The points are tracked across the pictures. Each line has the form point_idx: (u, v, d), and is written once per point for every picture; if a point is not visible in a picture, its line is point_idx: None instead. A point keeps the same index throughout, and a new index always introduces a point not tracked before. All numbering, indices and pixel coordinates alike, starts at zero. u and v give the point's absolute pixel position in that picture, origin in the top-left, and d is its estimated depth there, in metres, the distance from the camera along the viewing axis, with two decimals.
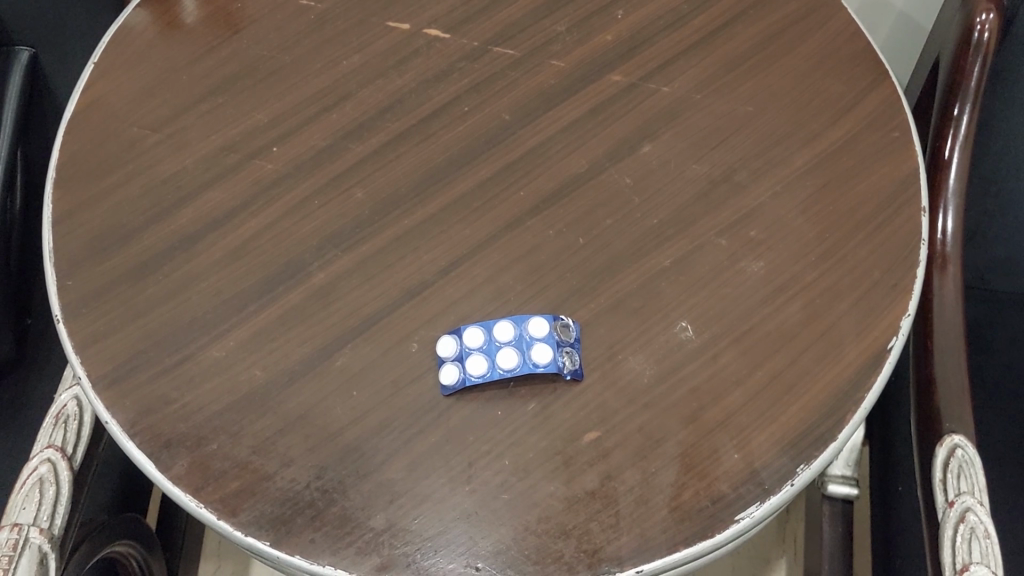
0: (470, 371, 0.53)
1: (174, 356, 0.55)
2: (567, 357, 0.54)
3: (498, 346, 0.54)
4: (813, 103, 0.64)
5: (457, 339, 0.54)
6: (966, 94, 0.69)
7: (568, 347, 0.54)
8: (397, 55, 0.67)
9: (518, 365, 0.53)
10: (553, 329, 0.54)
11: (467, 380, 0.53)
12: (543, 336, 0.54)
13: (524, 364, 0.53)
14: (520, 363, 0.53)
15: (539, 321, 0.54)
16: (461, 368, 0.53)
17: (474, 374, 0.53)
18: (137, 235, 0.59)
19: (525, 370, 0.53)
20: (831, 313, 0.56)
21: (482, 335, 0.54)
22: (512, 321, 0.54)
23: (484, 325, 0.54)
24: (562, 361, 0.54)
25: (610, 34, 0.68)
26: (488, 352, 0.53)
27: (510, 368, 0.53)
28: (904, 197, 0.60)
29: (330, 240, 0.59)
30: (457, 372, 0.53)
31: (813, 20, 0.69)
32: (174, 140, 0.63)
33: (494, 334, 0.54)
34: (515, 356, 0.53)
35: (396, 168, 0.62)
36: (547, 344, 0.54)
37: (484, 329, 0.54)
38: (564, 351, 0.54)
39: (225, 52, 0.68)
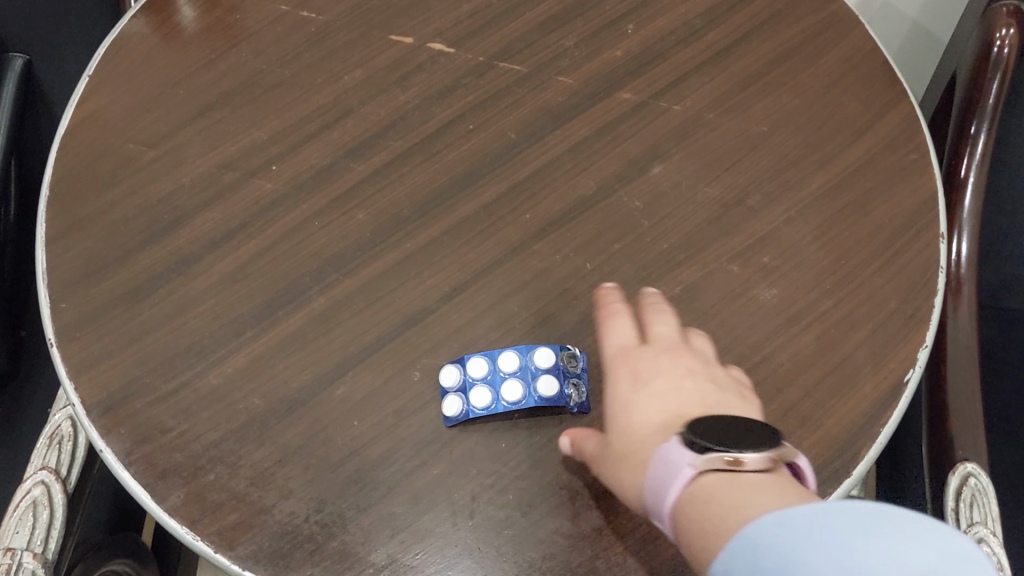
0: (474, 404, 0.52)
1: (170, 383, 0.54)
2: (573, 388, 0.52)
3: (502, 377, 0.52)
4: (828, 123, 0.63)
5: (461, 369, 0.52)
6: (983, 112, 0.67)
7: (575, 377, 0.53)
8: (400, 70, 0.66)
9: (523, 397, 0.51)
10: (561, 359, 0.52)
11: (471, 413, 0.52)
12: (550, 368, 0.52)
13: (529, 397, 0.52)
14: (525, 395, 0.51)
15: (546, 351, 0.52)
16: (465, 400, 0.52)
17: (478, 407, 0.52)
18: (133, 255, 0.58)
19: (530, 403, 0.51)
20: (846, 343, 0.54)
21: (486, 365, 0.52)
22: (516, 350, 0.52)
23: (488, 354, 0.52)
24: (570, 391, 0.52)
25: (620, 50, 0.66)
26: (492, 383, 0.52)
27: (515, 399, 0.51)
28: (922, 223, 0.59)
29: (332, 263, 0.58)
30: (460, 404, 0.52)
31: (828, 36, 0.67)
32: (172, 157, 0.62)
33: (499, 364, 0.52)
34: (520, 387, 0.52)
35: (399, 188, 0.60)
36: (554, 375, 0.52)
37: (488, 358, 0.52)
38: (571, 383, 0.52)
39: (224, 65, 0.66)
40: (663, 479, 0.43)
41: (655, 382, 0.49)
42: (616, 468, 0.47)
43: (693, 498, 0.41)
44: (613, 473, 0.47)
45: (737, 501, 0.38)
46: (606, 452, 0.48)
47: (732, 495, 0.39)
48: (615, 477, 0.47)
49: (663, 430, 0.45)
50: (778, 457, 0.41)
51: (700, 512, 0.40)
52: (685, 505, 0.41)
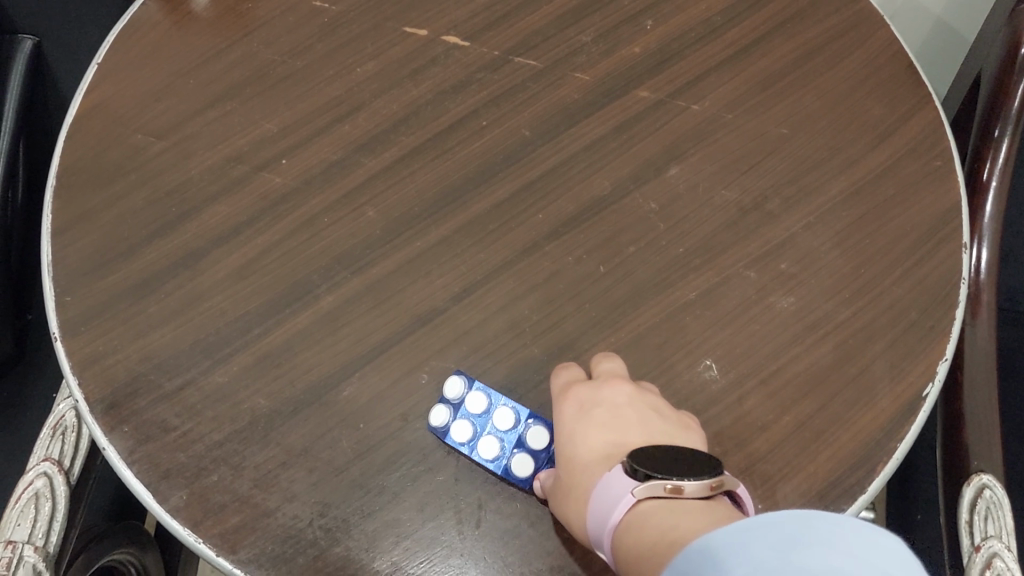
0: (454, 432, 0.50)
1: (174, 381, 0.53)
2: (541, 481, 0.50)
3: (493, 429, 0.51)
4: (850, 126, 0.61)
5: (467, 394, 0.51)
6: (1007, 115, 0.66)
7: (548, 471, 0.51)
8: (413, 64, 0.64)
9: (496, 458, 0.50)
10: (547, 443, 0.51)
11: (446, 436, 0.51)
12: (535, 451, 0.50)
13: (501, 461, 0.50)
14: (497, 457, 0.50)
15: (542, 434, 0.51)
16: (450, 422, 0.51)
17: (454, 436, 0.50)
18: (139, 249, 0.57)
19: (498, 468, 0.50)
20: (864, 355, 0.53)
21: (486, 406, 0.51)
22: (516, 411, 0.51)
23: (493, 397, 0.52)
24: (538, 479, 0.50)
25: (638, 46, 0.64)
26: (478, 426, 0.51)
27: (488, 456, 0.50)
28: (944, 232, 0.57)
29: (340, 260, 0.57)
30: (444, 421, 0.51)
31: (854, 35, 0.65)
32: (179, 148, 0.60)
33: (498, 415, 0.51)
34: (498, 447, 0.50)
35: (410, 185, 0.59)
36: (531, 456, 0.50)
37: (494, 404, 0.51)
38: None
39: (234, 54, 0.65)
40: (605, 510, 0.42)
41: (596, 414, 0.48)
42: (565, 504, 0.46)
43: (632, 526, 0.40)
44: (562, 507, 0.46)
45: (673, 526, 0.38)
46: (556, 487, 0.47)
47: (670, 520, 0.38)
48: (564, 514, 0.46)
49: None
50: (718, 484, 0.39)
51: (638, 541, 0.39)
52: (624, 536, 0.40)
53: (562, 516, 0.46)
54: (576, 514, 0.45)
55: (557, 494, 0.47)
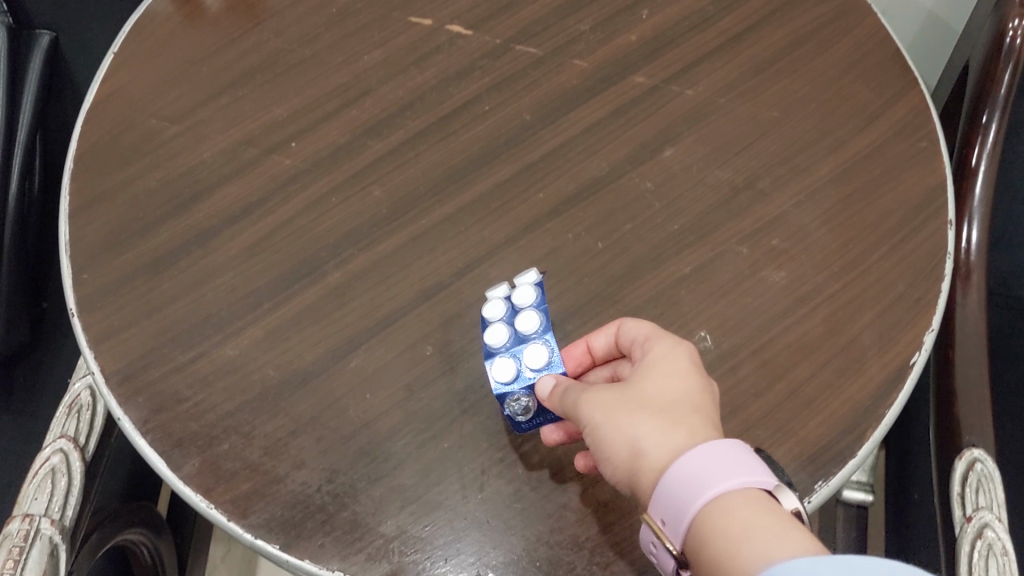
0: (489, 310, 0.52)
1: (187, 354, 0.55)
2: (514, 396, 0.50)
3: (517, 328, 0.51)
4: (839, 109, 0.63)
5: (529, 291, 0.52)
6: (994, 102, 0.68)
7: (523, 392, 0.50)
8: (418, 52, 0.67)
9: (500, 350, 0.51)
10: (538, 368, 0.50)
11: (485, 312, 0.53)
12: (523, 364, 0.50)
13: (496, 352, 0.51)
14: (499, 346, 0.51)
15: (540, 355, 0.50)
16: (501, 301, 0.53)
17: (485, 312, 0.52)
18: (153, 228, 0.59)
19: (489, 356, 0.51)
20: (853, 326, 0.55)
21: (528, 306, 0.52)
22: (541, 323, 0.51)
23: (538, 303, 0.52)
24: (513, 393, 0.50)
25: (635, 34, 0.67)
26: (505, 318, 0.52)
27: (495, 344, 0.51)
28: (931, 209, 0.59)
29: (347, 239, 0.59)
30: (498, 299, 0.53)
31: (843, 23, 0.67)
32: (193, 133, 0.63)
33: (527, 318, 0.51)
34: (503, 339, 0.51)
35: (414, 167, 0.61)
36: (516, 368, 0.50)
37: (535, 309, 0.52)
38: (513, 396, 0.50)
39: (246, 44, 0.67)
40: (714, 468, 0.36)
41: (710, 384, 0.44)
42: (637, 419, 0.41)
43: (740, 506, 0.35)
44: (632, 418, 0.41)
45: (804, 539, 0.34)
46: (629, 399, 0.42)
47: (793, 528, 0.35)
48: (629, 426, 0.41)
49: (714, 420, 0.41)
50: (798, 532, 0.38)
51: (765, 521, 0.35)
52: (729, 509, 0.35)
53: (624, 425, 0.41)
54: (648, 437, 0.40)
55: (628, 404, 0.42)
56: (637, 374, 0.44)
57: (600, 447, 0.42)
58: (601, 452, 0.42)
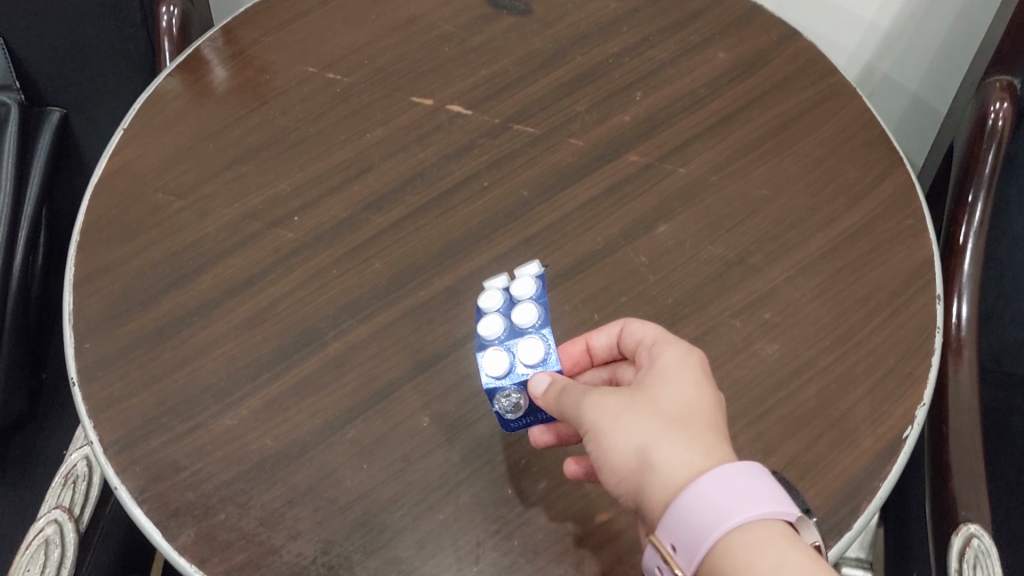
0: (486, 303, 0.53)
1: (185, 424, 0.55)
2: (505, 391, 0.50)
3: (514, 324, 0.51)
4: (828, 188, 0.65)
5: (528, 289, 0.53)
6: (979, 181, 0.70)
7: (513, 388, 0.50)
8: (419, 130, 0.69)
9: (495, 343, 0.51)
10: (531, 364, 0.49)
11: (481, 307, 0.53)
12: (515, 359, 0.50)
13: (489, 344, 0.51)
14: (493, 338, 0.51)
15: (534, 350, 0.50)
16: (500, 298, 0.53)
17: (483, 305, 0.53)
18: (157, 299, 0.60)
19: (481, 347, 0.51)
20: (846, 399, 0.55)
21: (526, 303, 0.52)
22: (538, 319, 0.51)
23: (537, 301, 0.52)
24: (504, 388, 0.50)
25: (629, 115, 0.69)
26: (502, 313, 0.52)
27: (491, 336, 0.51)
28: (919, 284, 0.60)
29: (347, 310, 0.60)
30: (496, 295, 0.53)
31: (829, 105, 0.70)
32: (198, 207, 0.64)
33: (523, 313, 0.51)
34: (497, 332, 0.51)
35: (414, 240, 0.63)
36: (509, 362, 0.50)
37: (533, 305, 0.52)
38: (503, 393, 0.50)
39: (253, 122, 0.70)
40: (742, 494, 0.37)
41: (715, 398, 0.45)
42: (651, 428, 0.41)
43: (765, 535, 0.36)
44: (647, 428, 0.41)
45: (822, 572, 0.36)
46: (642, 408, 0.42)
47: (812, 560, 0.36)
48: (643, 436, 0.41)
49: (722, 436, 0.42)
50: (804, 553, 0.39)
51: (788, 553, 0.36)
52: (756, 537, 0.36)
53: (639, 436, 0.41)
54: (663, 451, 0.40)
55: (641, 414, 0.42)
56: (646, 383, 0.44)
57: (605, 454, 0.42)
58: (604, 456, 0.42)
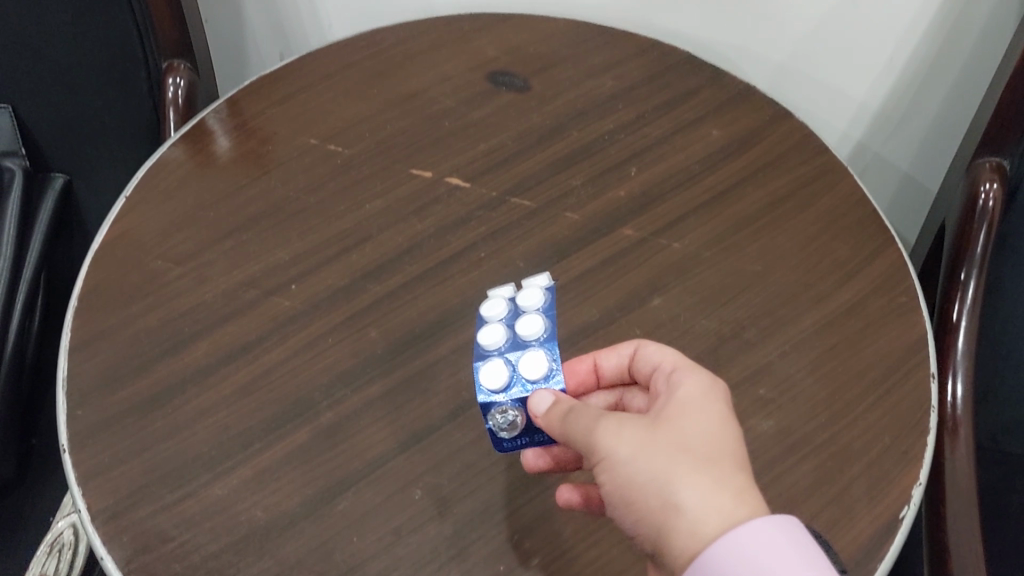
0: (490, 312, 0.51)
1: (174, 493, 0.54)
2: (501, 405, 0.48)
3: (517, 334, 0.49)
4: (821, 264, 0.66)
5: (535, 300, 0.51)
6: (971, 260, 0.71)
7: (511, 405, 0.48)
8: (418, 201, 0.70)
9: (496, 354, 0.49)
10: (533, 379, 0.47)
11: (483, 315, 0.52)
12: (515, 372, 0.48)
13: (489, 353, 0.49)
14: (493, 348, 0.49)
15: (537, 364, 0.48)
16: (505, 306, 0.51)
17: (486, 314, 0.51)
18: (151, 366, 0.60)
19: (480, 357, 0.49)
20: (842, 476, 0.55)
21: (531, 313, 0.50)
22: (544, 331, 0.49)
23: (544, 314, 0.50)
24: (501, 402, 0.48)
25: (624, 190, 0.70)
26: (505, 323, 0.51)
27: (492, 346, 0.49)
28: (913, 361, 0.60)
29: (341, 380, 0.60)
30: (501, 304, 0.52)
31: (822, 183, 0.71)
32: (196, 275, 0.65)
33: (528, 323, 0.49)
34: (498, 342, 0.49)
35: (410, 310, 0.63)
36: (508, 375, 0.47)
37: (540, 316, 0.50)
38: (499, 408, 0.48)
39: (253, 192, 0.71)
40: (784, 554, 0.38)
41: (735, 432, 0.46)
42: (675, 463, 0.42)
43: None
44: (670, 462, 0.42)
45: None
46: (664, 440, 0.43)
47: None
48: (667, 471, 0.41)
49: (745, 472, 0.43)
50: None
51: None
52: None
53: (662, 469, 0.42)
54: (688, 490, 0.41)
55: (664, 447, 0.42)
56: (667, 415, 0.44)
57: (624, 483, 0.43)
58: (624, 487, 0.43)
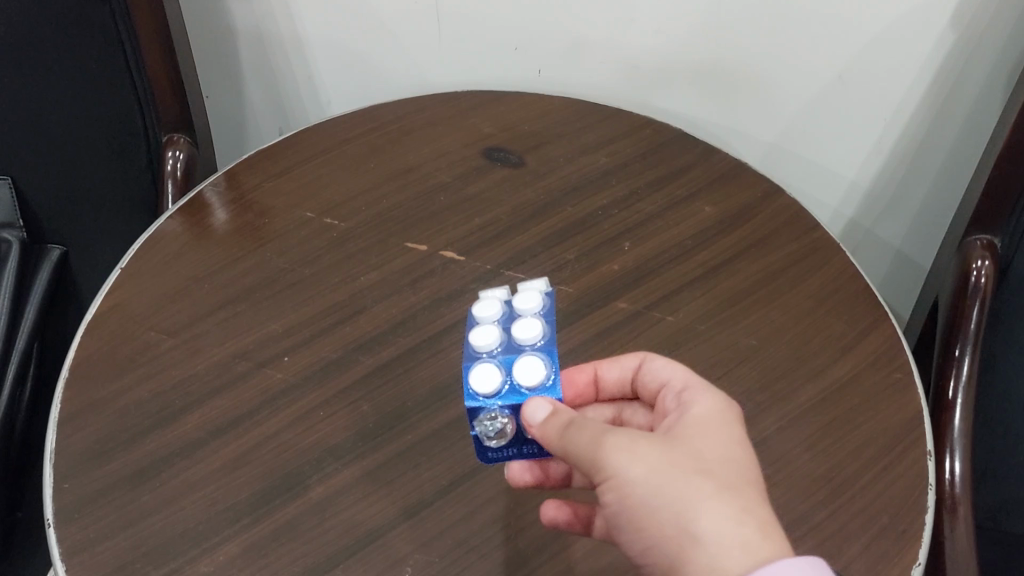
0: (484, 312, 0.51)
1: (158, 571, 0.52)
2: (490, 410, 0.47)
3: (512, 338, 0.49)
4: (815, 339, 0.66)
5: (533, 305, 0.51)
6: (965, 336, 0.71)
7: (499, 413, 0.47)
8: (413, 274, 0.70)
9: (487, 355, 0.48)
10: (529, 387, 0.46)
11: (474, 317, 0.51)
12: (507, 376, 0.47)
13: (481, 353, 0.48)
14: (486, 348, 0.48)
15: (533, 369, 0.47)
16: (500, 310, 0.51)
17: (480, 314, 0.51)
18: (139, 438, 0.59)
19: (471, 355, 0.49)
20: (843, 555, 0.53)
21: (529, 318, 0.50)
22: (541, 337, 0.49)
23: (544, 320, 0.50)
24: (490, 406, 0.47)
25: (617, 264, 0.71)
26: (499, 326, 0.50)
27: (484, 348, 0.48)
28: (910, 438, 0.60)
29: (332, 453, 0.59)
30: (496, 306, 0.51)
31: (815, 258, 0.72)
32: (188, 346, 0.65)
33: (526, 326, 0.49)
34: (492, 342, 0.48)
35: (403, 383, 0.63)
36: (500, 378, 0.47)
37: (538, 320, 0.49)
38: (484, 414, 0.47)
39: (249, 264, 0.71)
40: None
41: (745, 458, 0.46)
42: (698, 488, 0.42)
43: None
44: (693, 485, 0.42)
45: None
46: (684, 461, 0.43)
47: None
48: (688, 494, 0.41)
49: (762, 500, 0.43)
50: None
51: None
52: None
53: (684, 491, 0.41)
54: (711, 518, 0.41)
55: (683, 470, 0.42)
56: (684, 438, 0.44)
57: (638, 502, 0.42)
58: (638, 508, 0.42)
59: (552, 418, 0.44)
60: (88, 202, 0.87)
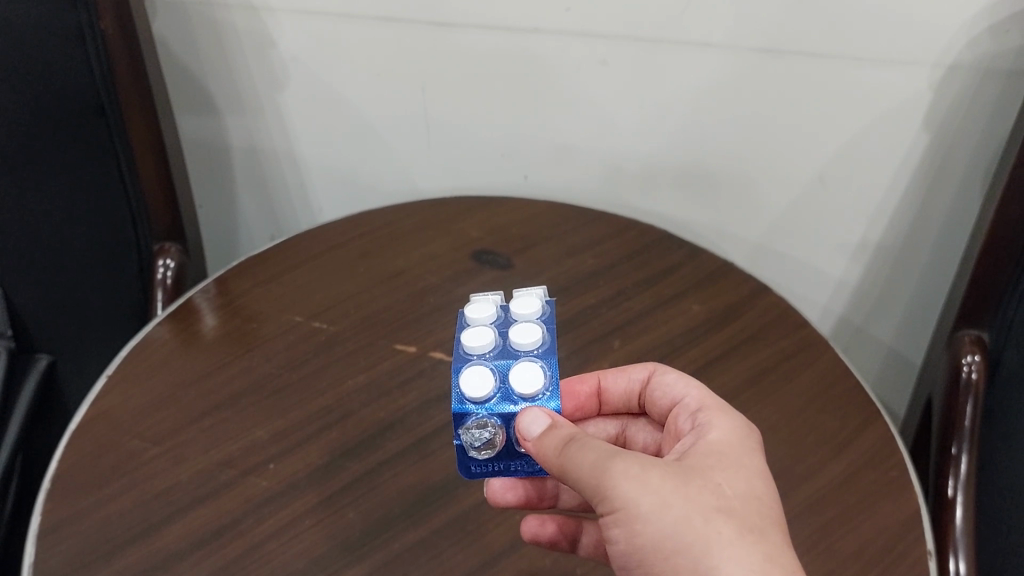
0: (476, 316, 0.52)
1: None
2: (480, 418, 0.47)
3: (508, 345, 0.50)
4: (808, 436, 0.65)
5: (529, 313, 0.52)
6: (961, 433, 0.70)
7: (489, 424, 0.48)
8: (402, 375, 0.70)
9: (479, 359, 0.49)
10: (523, 397, 0.47)
11: (466, 319, 0.52)
12: (502, 383, 0.48)
13: (472, 356, 0.49)
14: (478, 353, 0.49)
15: (528, 380, 0.48)
16: (493, 316, 0.52)
17: (473, 317, 0.52)
18: (120, 551, 0.57)
19: (462, 359, 0.49)
20: None
21: (525, 325, 0.51)
22: (538, 347, 0.49)
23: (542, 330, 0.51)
24: (479, 414, 0.47)
25: (607, 362, 0.71)
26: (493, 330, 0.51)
27: (477, 351, 0.49)
28: (911, 537, 0.58)
29: (317, 564, 0.57)
30: (489, 311, 0.52)
31: (805, 355, 0.72)
32: (172, 454, 0.64)
33: (523, 334, 0.50)
34: (485, 347, 0.49)
35: (391, 488, 0.62)
36: (491, 385, 0.47)
37: (537, 330, 0.50)
38: (473, 423, 0.48)
39: (235, 369, 0.71)
40: None
41: None
42: (714, 528, 0.43)
43: None
44: (714, 530, 0.43)
45: None
46: (702, 499, 0.44)
47: None
48: (705, 535, 0.43)
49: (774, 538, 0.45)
50: None
51: None
52: None
53: (703, 536, 0.43)
54: (729, 561, 0.42)
55: (698, 506, 0.44)
56: (699, 471, 0.46)
57: (649, 536, 0.43)
58: (649, 540, 0.43)
59: (550, 431, 0.45)
60: (78, 311, 0.87)
